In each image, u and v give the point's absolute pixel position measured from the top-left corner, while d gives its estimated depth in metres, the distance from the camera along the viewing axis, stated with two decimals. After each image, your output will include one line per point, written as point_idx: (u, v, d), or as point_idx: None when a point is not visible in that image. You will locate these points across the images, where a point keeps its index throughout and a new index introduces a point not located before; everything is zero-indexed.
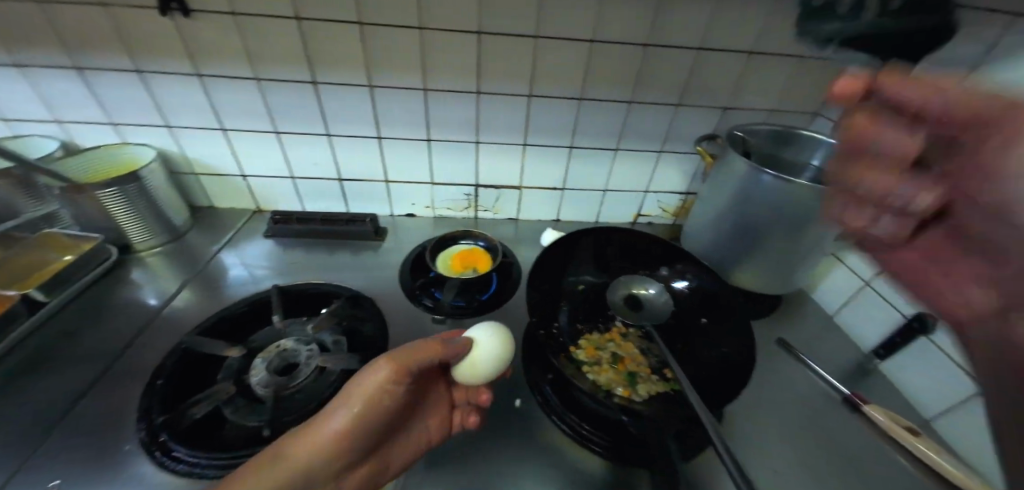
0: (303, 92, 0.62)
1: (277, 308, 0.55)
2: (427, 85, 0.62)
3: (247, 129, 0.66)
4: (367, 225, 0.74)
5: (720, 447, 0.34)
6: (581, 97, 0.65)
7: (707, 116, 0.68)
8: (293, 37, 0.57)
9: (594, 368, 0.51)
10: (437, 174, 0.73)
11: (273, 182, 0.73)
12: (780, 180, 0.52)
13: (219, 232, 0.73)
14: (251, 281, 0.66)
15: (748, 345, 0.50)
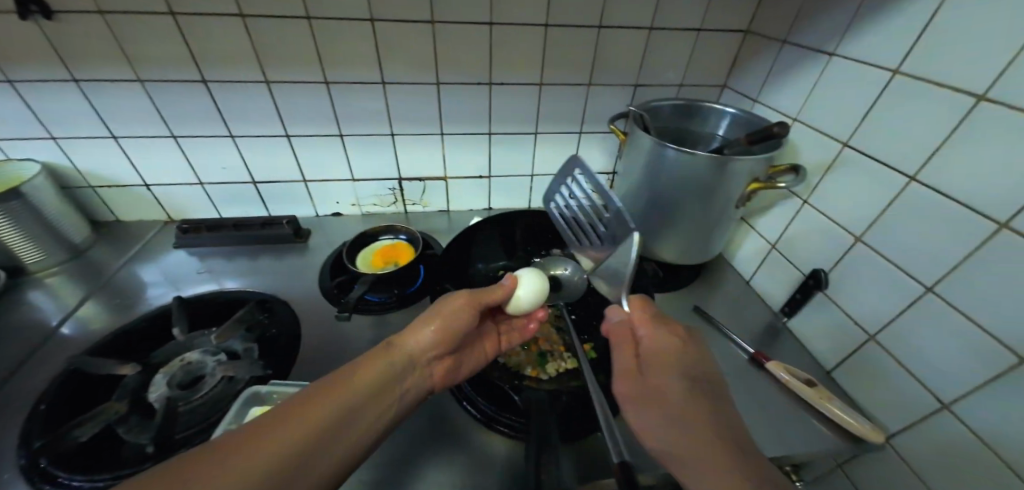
0: (196, 92, 0.59)
1: (177, 319, 0.53)
2: (328, 78, 0.60)
3: (142, 135, 0.63)
4: (285, 227, 0.71)
5: (607, 425, 0.35)
6: (491, 82, 0.64)
7: (619, 94, 0.69)
8: (172, 33, 0.54)
9: (506, 350, 0.52)
10: (357, 170, 0.72)
11: (183, 189, 0.70)
12: (681, 152, 0.53)
13: (128, 247, 0.70)
14: (159, 294, 0.63)
15: None
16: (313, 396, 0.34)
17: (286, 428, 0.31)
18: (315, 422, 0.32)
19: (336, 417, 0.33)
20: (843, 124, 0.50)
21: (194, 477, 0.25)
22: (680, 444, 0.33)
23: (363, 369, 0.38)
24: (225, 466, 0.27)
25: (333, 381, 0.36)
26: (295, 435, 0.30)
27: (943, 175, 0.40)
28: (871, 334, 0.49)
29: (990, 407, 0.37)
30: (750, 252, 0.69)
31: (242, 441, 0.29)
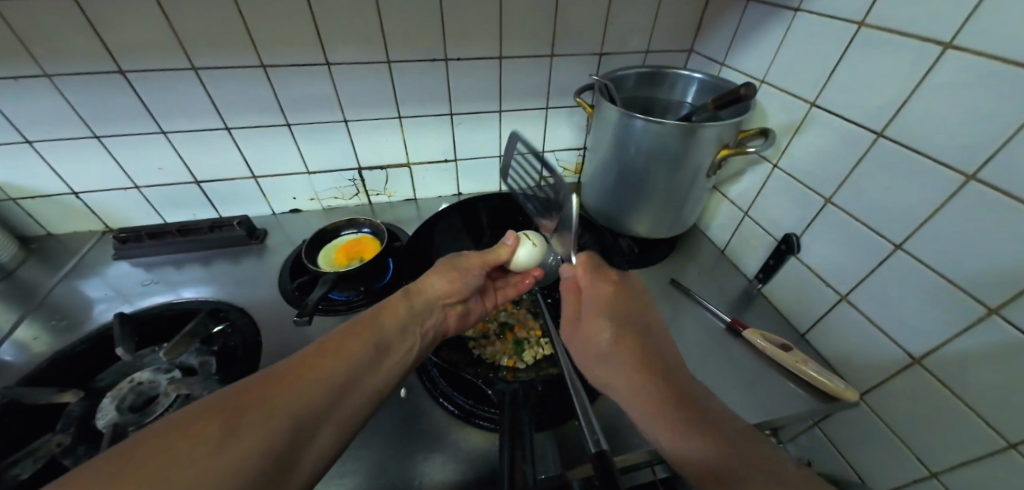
0: (114, 86, 0.53)
1: (121, 339, 0.49)
2: (265, 62, 0.55)
3: (58, 139, 0.56)
4: (238, 228, 0.67)
5: (582, 414, 0.34)
6: (447, 58, 0.60)
7: (583, 64, 0.66)
8: (74, 18, 0.47)
9: (479, 342, 0.49)
10: (311, 162, 0.67)
11: (118, 195, 0.64)
12: (649, 122, 0.51)
13: (60, 263, 0.64)
14: (100, 311, 0.58)
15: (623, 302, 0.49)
16: (331, 344, 0.33)
17: (295, 382, 0.29)
18: (334, 369, 0.31)
19: (343, 378, 0.31)
20: (810, 82, 0.49)
21: (210, 437, 0.24)
22: (626, 387, 0.35)
23: (379, 318, 0.38)
24: (252, 417, 0.26)
25: (351, 329, 0.36)
26: (318, 383, 0.30)
27: (910, 129, 0.39)
28: (843, 293, 0.49)
29: (958, 357, 0.37)
30: (724, 221, 0.68)
31: (263, 390, 0.28)
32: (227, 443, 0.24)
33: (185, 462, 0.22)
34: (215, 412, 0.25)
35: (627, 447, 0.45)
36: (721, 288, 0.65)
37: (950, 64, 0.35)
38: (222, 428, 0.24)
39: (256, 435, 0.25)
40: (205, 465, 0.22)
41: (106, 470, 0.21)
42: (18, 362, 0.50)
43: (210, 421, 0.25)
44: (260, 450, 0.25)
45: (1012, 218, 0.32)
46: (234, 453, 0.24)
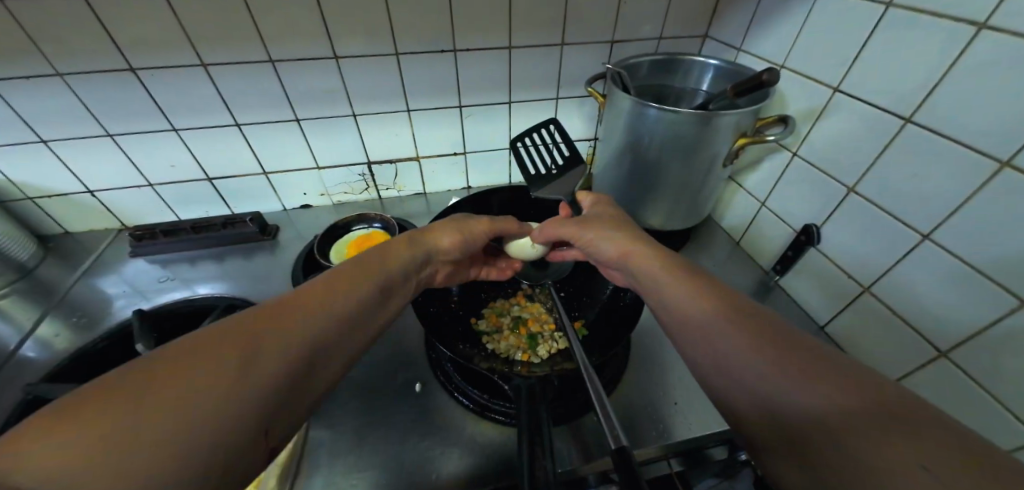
0: (124, 83, 0.53)
1: (140, 335, 0.50)
2: (272, 56, 0.54)
3: (73, 137, 0.56)
4: (249, 225, 0.67)
5: (600, 409, 0.33)
6: (455, 49, 0.59)
7: (594, 53, 0.64)
8: (83, 15, 0.47)
9: (493, 336, 0.49)
10: (320, 156, 0.67)
11: (131, 193, 0.64)
12: (663, 111, 0.50)
13: (79, 261, 0.65)
14: (120, 308, 0.59)
15: (637, 303, 0.48)
16: (334, 280, 0.33)
17: (307, 309, 0.29)
18: (344, 302, 0.32)
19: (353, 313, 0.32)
20: (833, 67, 0.47)
21: (223, 359, 0.23)
22: (669, 292, 0.34)
23: (387, 260, 0.38)
24: (267, 341, 0.25)
25: (356, 268, 0.35)
26: (323, 324, 0.29)
27: (941, 114, 0.37)
28: (865, 285, 0.48)
29: (989, 351, 0.36)
30: (739, 212, 0.67)
31: (264, 324, 0.26)
32: (239, 376, 0.23)
33: (193, 396, 0.21)
34: (225, 336, 0.24)
35: (643, 441, 0.45)
36: (736, 280, 0.64)
37: (985, 45, 0.33)
38: (237, 351, 0.24)
39: (267, 369, 0.24)
40: (218, 399, 0.22)
41: (92, 410, 0.19)
42: (42, 359, 0.51)
43: (224, 343, 0.24)
44: (276, 374, 0.25)
45: None
46: (252, 377, 0.23)
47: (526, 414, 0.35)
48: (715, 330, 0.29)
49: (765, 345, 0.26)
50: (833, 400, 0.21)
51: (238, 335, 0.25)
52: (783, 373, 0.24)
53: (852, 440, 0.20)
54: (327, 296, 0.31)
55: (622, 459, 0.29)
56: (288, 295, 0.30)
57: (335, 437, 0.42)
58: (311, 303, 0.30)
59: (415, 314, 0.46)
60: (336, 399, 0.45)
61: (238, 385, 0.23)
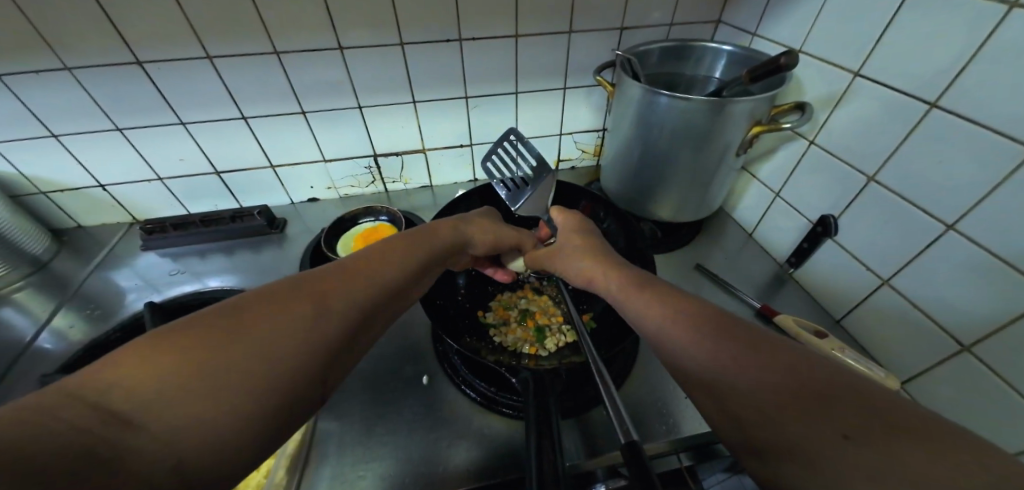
0: (132, 77, 0.53)
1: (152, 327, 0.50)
2: (277, 48, 0.54)
3: (84, 132, 0.57)
4: (257, 218, 0.67)
5: (610, 403, 0.32)
6: (461, 38, 0.58)
7: (603, 41, 0.63)
8: (90, 10, 0.46)
9: (500, 329, 0.49)
10: (326, 150, 0.67)
11: (142, 187, 0.65)
12: (675, 98, 0.48)
13: (91, 254, 0.66)
14: (132, 300, 0.60)
15: None
16: (378, 252, 0.34)
17: (353, 276, 0.30)
18: (387, 272, 0.33)
19: (396, 282, 0.33)
20: (854, 51, 0.45)
21: (273, 315, 0.24)
22: (627, 300, 0.34)
23: (430, 238, 0.39)
24: (317, 301, 0.27)
25: (388, 246, 0.35)
26: (349, 299, 0.29)
27: (970, 98, 0.35)
28: (884, 278, 0.46)
29: (1014, 346, 0.35)
30: (752, 203, 0.65)
31: (287, 294, 0.26)
32: (263, 345, 0.23)
33: (214, 363, 0.21)
34: (278, 295, 0.26)
35: (651, 436, 0.45)
36: (749, 272, 0.62)
37: (1019, 24, 0.31)
38: (290, 308, 0.25)
39: (292, 340, 0.24)
40: (266, 351, 0.23)
41: (119, 370, 0.19)
42: (57, 350, 0.52)
43: (277, 301, 0.25)
44: (326, 330, 0.26)
45: None
46: (300, 333, 0.24)
47: (538, 407, 0.35)
48: (673, 330, 0.28)
49: (718, 338, 0.25)
50: (783, 389, 0.21)
51: (291, 294, 0.26)
52: (740, 363, 0.23)
53: (805, 427, 0.19)
54: (371, 266, 0.32)
55: (632, 453, 0.28)
56: (336, 264, 0.31)
57: (343, 428, 0.42)
58: (356, 271, 0.31)
59: (423, 306, 0.45)
60: (344, 392, 0.45)
61: (282, 339, 0.23)
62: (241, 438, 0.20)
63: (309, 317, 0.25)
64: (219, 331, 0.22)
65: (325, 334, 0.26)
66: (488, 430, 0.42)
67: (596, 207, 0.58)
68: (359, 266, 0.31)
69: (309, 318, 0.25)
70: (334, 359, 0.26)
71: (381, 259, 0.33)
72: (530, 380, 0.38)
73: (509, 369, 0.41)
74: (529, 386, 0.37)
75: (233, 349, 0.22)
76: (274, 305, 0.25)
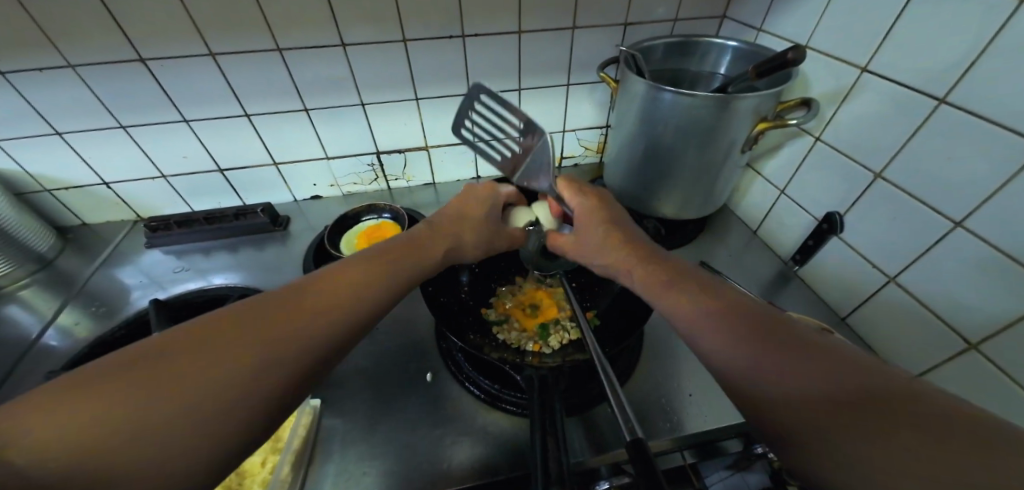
0: (136, 75, 0.53)
1: (156, 324, 0.50)
2: (280, 45, 0.54)
3: (87, 130, 0.57)
4: (261, 216, 0.67)
5: (614, 401, 0.32)
6: (464, 34, 0.58)
7: (607, 37, 0.62)
8: (92, 6, 0.46)
9: (504, 327, 0.48)
10: (329, 147, 0.67)
11: (145, 184, 0.65)
12: (680, 94, 0.48)
13: (96, 252, 0.66)
14: (136, 298, 0.60)
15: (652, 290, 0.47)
16: (351, 267, 0.33)
17: (318, 297, 0.30)
18: (357, 290, 0.32)
19: (366, 300, 0.32)
20: (860, 46, 0.44)
21: (223, 345, 0.24)
22: (659, 286, 0.34)
23: (410, 249, 0.38)
24: (275, 327, 0.26)
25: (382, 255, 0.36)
26: (310, 321, 0.28)
27: (980, 93, 0.34)
28: (890, 275, 0.46)
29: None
30: (757, 200, 0.65)
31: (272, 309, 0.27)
32: (212, 369, 0.23)
33: (190, 376, 0.22)
34: (237, 321, 0.26)
35: (654, 434, 0.45)
36: (753, 270, 0.62)
37: None
38: (245, 335, 0.25)
39: (238, 369, 0.24)
40: (212, 383, 0.23)
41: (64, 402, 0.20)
42: (62, 347, 0.53)
43: (234, 328, 0.25)
44: (279, 357, 0.25)
45: None
46: (251, 362, 0.24)
47: (542, 404, 0.35)
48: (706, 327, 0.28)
49: (756, 341, 0.25)
50: (834, 400, 0.21)
51: (249, 321, 0.26)
52: (775, 366, 0.24)
53: (851, 424, 0.19)
54: (339, 284, 0.31)
55: (637, 450, 0.28)
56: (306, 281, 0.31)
57: (347, 425, 0.42)
58: (323, 290, 0.30)
59: (427, 303, 0.45)
60: (348, 388, 0.46)
61: (228, 370, 0.23)
62: (207, 448, 0.21)
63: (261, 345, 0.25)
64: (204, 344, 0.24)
65: (274, 359, 0.25)
66: (492, 427, 0.42)
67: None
68: (329, 283, 0.31)
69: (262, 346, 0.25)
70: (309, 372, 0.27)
71: (352, 274, 0.33)
72: (533, 377, 0.38)
73: (512, 366, 0.41)
74: (532, 383, 0.37)
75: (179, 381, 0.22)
76: (231, 333, 0.25)
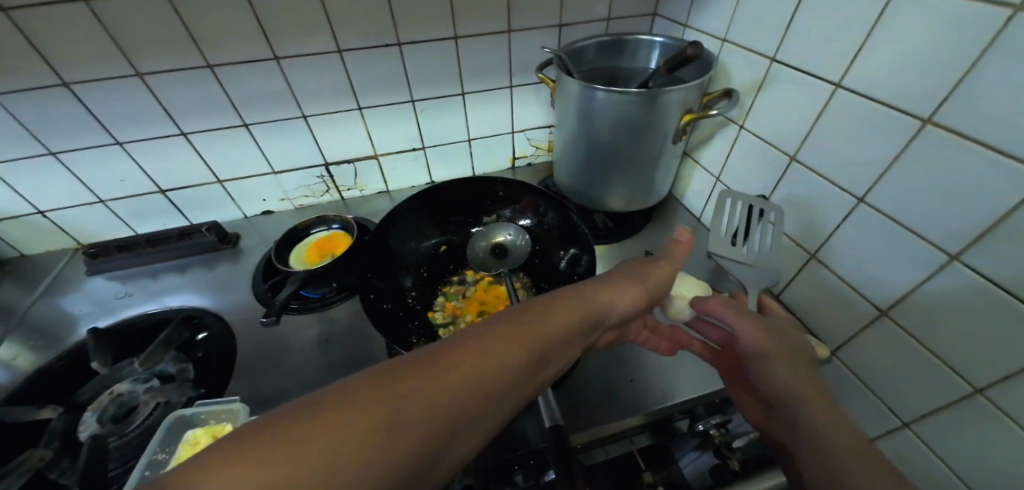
0: (59, 100, 0.52)
1: (95, 353, 0.49)
2: (210, 62, 0.53)
3: (13, 158, 0.55)
4: (207, 234, 0.66)
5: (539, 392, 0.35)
6: (400, 42, 0.58)
7: (543, 38, 0.64)
8: (1, 29, 0.45)
9: (450, 328, 0.49)
10: (275, 161, 0.66)
11: (83, 211, 0.63)
12: (609, 92, 0.49)
13: (34, 282, 0.64)
14: (79, 327, 0.58)
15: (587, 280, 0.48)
16: (521, 314, 0.28)
17: (494, 344, 0.25)
18: (522, 347, 0.26)
19: (532, 359, 0.26)
20: (770, 38, 0.47)
21: (397, 395, 0.21)
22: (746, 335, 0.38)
23: (570, 300, 0.31)
24: (445, 376, 0.22)
25: (588, 314, 0.32)
26: (486, 376, 0.23)
27: (867, 77, 0.37)
28: (812, 252, 0.48)
29: (924, 305, 0.37)
30: (698, 188, 0.68)
31: (465, 349, 0.24)
32: (384, 420, 0.19)
33: (358, 423, 0.19)
34: (409, 365, 0.22)
35: None
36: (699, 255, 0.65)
37: (902, 3, 0.33)
38: (417, 392, 0.21)
39: (410, 422, 0.20)
40: (376, 439, 0.19)
41: (237, 451, 0.17)
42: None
43: (406, 373, 0.22)
44: (440, 419, 0.21)
45: (965, 160, 0.31)
46: (424, 424, 0.20)
47: None
48: (791, 391, 0.32)
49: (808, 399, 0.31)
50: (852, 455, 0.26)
51: (421, 365, 0.22)
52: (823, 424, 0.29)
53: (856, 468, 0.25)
54: (508, 330, 0.26)
55: (556, 436, 0.31)
56: (483, 324, 0.27)
57: None
58: (494, 337, 0.25)
59: (368, 311, 0.45)
60: None
61: (392, 426, 0.19)
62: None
63: (435, 411, 0.21)
64: (407, 381, 0.21)
65: (446, 418, 0.21)
66: None
67: (537, 200, 0.58)
68: (503, 330, 0.26)
69: (434, 410, 0.21)
70: (471, 440, 0.22)
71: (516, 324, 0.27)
72: None
73: None
74: None
75: (354, 425, 0.19)
76: (406, 384, 0.21)
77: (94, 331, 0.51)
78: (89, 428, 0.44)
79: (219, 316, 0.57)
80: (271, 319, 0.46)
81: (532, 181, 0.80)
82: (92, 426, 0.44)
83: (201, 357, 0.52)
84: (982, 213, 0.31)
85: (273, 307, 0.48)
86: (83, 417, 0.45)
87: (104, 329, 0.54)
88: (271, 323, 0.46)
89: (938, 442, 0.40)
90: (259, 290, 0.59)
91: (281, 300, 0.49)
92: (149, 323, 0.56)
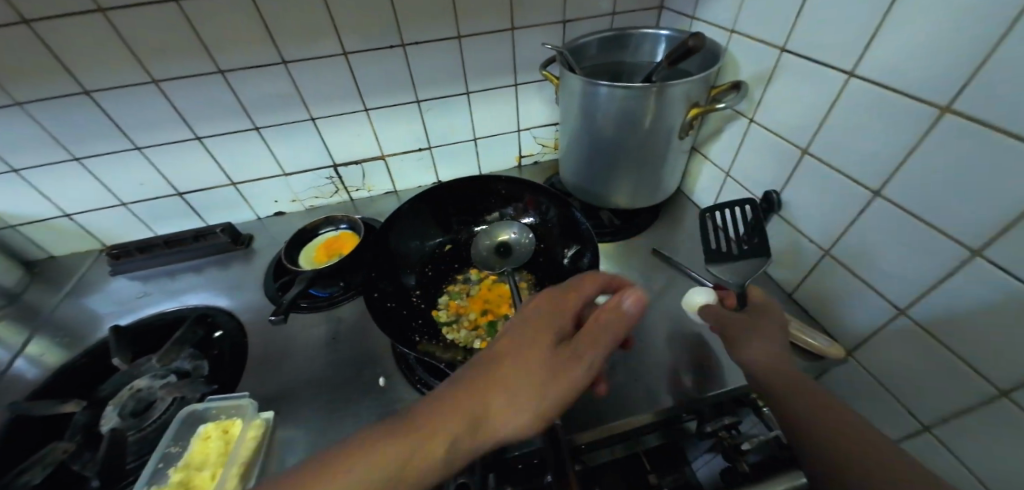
0: (81, 108, 0.54)
1: (117, 350, 0.51)
2: (222, 67, 0.55)
3: (40, 164, 0.58)
4: (221, 236, 0.68)
5: None
6: (403, 43, 0.59)
7: (547, 35, 0.63)
8: (27, 42, 0.47)
9: (453, 326, 0.49)
10: (285, 163, 0.68)
11: (106, 214, 0.66)
12: (612, 88, 0.48)
13: (62, 283, 0.67)
14: (102, 325, 0.61)
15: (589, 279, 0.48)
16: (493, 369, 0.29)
17: (464, 405, 0.27)
18: (491, 407, 0.27)
19: (499, 417, 0.27)
20: (779, 27, 0.45)
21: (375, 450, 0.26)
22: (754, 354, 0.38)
23: (547, 349, 0.31)
24: (417, 437, 0.26)
25: (562, 365, 0.30)
26: (450, 435, 0.26)
27: (882, 64, 0.35)
28: (826, 249, 0.47)
29: (944, 304, 0.35)
30: (707, 184, 0.66)
31: (438, 410, 0.27)
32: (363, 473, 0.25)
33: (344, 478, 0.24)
34: (391, 429, 0.27)
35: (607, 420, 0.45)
36: None
37: None
38: (392, 452, 0.25)
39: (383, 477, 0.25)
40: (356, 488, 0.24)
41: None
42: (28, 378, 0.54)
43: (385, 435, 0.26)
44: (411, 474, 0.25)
45: (988, 149, 0.29)
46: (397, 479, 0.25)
47: None
48: (792, 401, 0.32)
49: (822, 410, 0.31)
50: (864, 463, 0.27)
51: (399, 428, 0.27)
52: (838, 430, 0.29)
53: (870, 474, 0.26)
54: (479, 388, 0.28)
55: (555, 438, 0.31)
56: (465, 376, 0.29)
57: (300, 431, 0.43)
58: (467, 394, 0.28)
59: (373, 311, 0.46)
60: (303, 399, 0.47)
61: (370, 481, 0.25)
62: None
63: (405, 469, 0.25)
64: (386, 441, 0.26)
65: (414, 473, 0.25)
66: None
67: (539, 198, 0.58)
68: (474, 389, 0.28)
69: (405, 468, 0.25)
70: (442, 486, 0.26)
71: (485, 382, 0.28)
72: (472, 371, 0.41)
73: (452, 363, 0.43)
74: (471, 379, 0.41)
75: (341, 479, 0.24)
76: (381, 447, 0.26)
77: (115, 328, 0.53)
78: (110, 422, 0.46)
79: (232, 315, 0.59)
80: (280, 318, 0.47)
81: (539, 180, 0.79)
82: (113, 419, 0.46)
83: (216, 354, 0.54)
84: (1007, 205, 0.29)
85: (282, 305, 0.49)
86: (105, 412, 0.47)
87: (126, 327, 0.56)
88: (280, 322, 0.47)
89: (963, 447, 0.37)
90: (270, 289, 0.61)
91: (289, 299, 0.50)
92: (168, 321, 0.59)
